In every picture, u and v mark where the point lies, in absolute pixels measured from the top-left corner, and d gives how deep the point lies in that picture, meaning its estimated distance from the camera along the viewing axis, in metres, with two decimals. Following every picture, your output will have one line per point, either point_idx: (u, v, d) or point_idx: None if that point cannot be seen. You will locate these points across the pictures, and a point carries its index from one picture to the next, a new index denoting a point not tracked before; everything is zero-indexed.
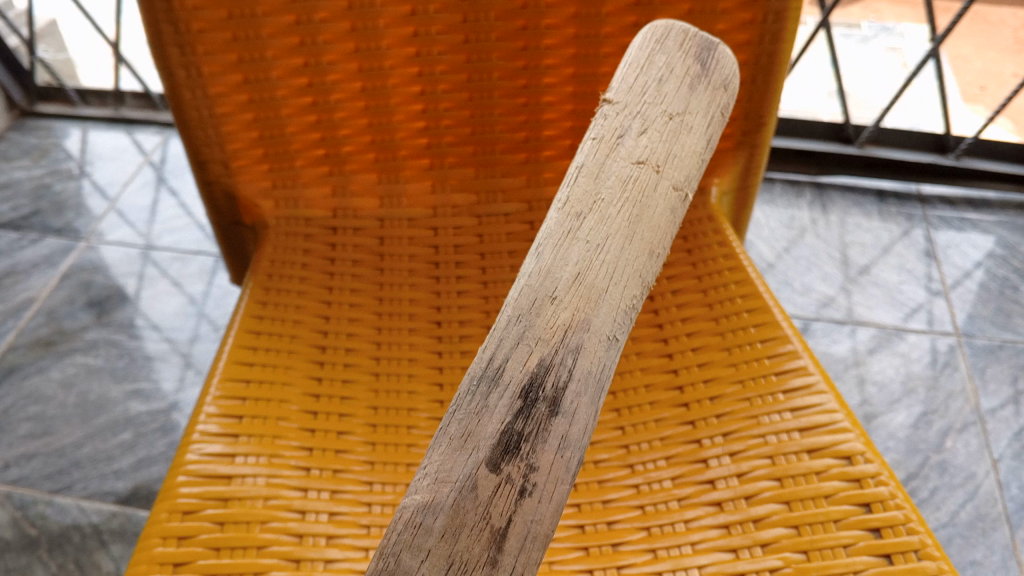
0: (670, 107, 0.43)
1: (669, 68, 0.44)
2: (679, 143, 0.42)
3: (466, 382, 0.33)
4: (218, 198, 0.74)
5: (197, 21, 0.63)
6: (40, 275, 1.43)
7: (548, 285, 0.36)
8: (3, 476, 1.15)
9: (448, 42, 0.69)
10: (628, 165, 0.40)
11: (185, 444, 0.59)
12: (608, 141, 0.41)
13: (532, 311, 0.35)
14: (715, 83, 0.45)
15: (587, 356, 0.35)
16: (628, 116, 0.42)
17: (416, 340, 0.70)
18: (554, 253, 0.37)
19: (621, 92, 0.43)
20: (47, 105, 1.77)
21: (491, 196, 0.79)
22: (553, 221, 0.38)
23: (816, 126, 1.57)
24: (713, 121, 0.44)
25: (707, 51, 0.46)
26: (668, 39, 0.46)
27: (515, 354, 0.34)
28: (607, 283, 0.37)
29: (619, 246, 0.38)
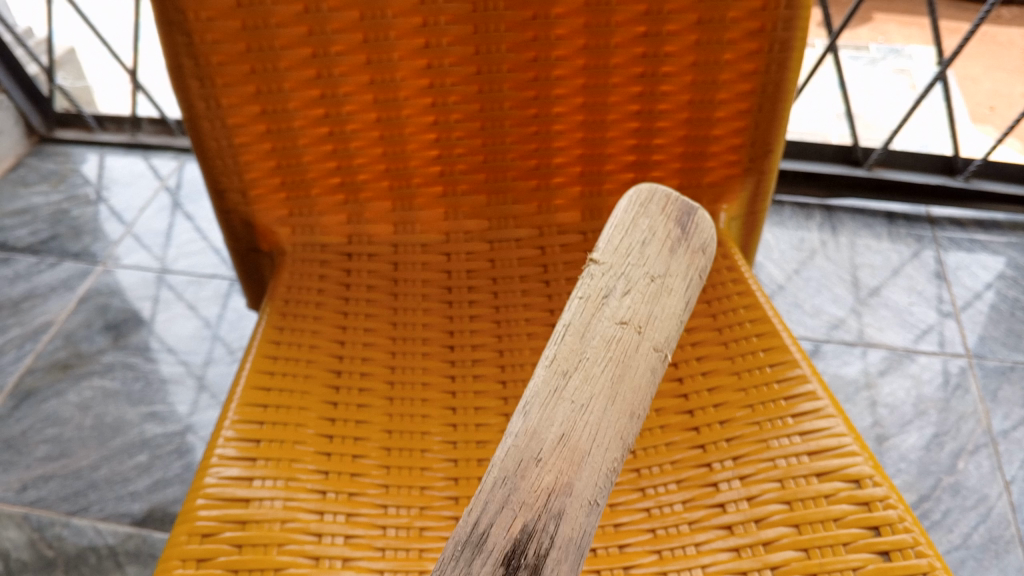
0: (652, 269, 0.44)
1: (652, 231, 0.46)
2: (660, 305, 0.43)
3: (452, 546, 0.34)
4: (236, 225, 0.76)
5: (217, 55, 0.65)
6: (58, 298, 1.45)
7: (533, 447, 0.37)
8: (20, 498, 1.17)
9: (460, 73, 0.70)
10: (612, 325, 0.42)
11: (204, 468, 0.60)
12: (593, 300, 0.43)
13: (517, 473, 0.36)
14: (695, 247, 0.46)
15: (569, 522, 0.36)
16: (613, 276, 0.44)
17: (429, 364, 0.71)
18: (539, 414, 0.38)
19: (607, 252, 0.45)
20: (66, 131, 1.80)
21: (503, 222, 0.81)
22: (540, 380, 0.40)
23: (825, 148, 1.58)
24: (693, 283, 0.45)
25: (689, 215, 0.47)
26: (651, 202, 0.47)
27: (499, 518, 0.35)
28: (590, 444, 0.38)
29: (602, 407, 0.39)
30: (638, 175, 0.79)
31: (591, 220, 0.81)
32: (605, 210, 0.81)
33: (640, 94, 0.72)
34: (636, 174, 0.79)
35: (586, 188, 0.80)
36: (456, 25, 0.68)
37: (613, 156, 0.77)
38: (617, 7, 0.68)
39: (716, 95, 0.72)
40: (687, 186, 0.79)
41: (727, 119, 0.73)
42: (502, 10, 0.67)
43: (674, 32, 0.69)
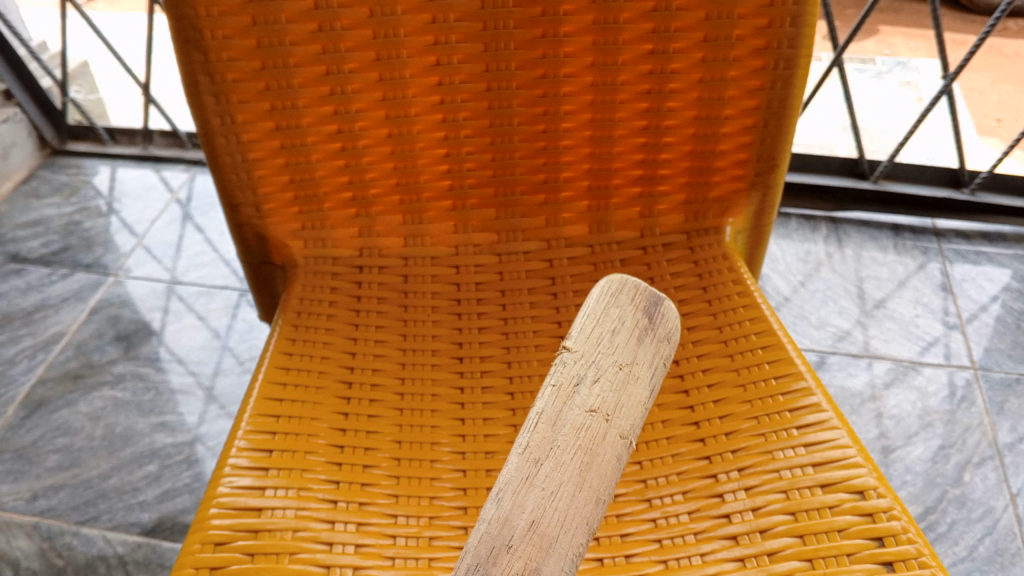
0: (623, 356, 0.42)
1: (623, 316, 0.44)
2: (628, 394, 0.42)
3: None
4: (249, 238, 0.77)
5: (232, 72, 0.66)
6: (69, 309, 1.46)
7: (504, 534, 0.36)
8: (31, 507, 1.18)
9: (471, 90, 0.72)
10: (582, 414, 0.40)
11: (217, 477, 0.61)
12: (563, 389, 0.41)
13: (488, 560, 0.36)
14: (662, 338, 0.44)
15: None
16: (583, 364, 0.42)
17: (439, 375, 0.72)
18: (511, 500, 0.37)
19: (580, 339, 0.43)
20: (78, 144, 1.83)
21: (511, 235, 0.82)
22: (511, 466, 0.39)
23: (831, 161, 1.58)
24: (664, 369, 0.43)
25: (662, 297, 0.45)
26: (623, 291, 0.44)
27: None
28: (559, 531, 0.37)
29: (572, 493, 0.38)
30: (645, 190, 0.80)
31: (599, 234, 0.82)
32: (612, 223, 0.82)
33: (647, 110, 0.74)
34: (643, 189, 0.80)
35: (594, 203, 0.81)
36: (467, 43, 0.69)
37: (620, 170, 0.78)
38: (624, 25, 0.69)
39: (722, 111, 0.73)
40: (693, 200, 0.80)
41: (733, 135, 0.74)
42: (512, 28, 0.69)
43: (681, 50, 0.70)
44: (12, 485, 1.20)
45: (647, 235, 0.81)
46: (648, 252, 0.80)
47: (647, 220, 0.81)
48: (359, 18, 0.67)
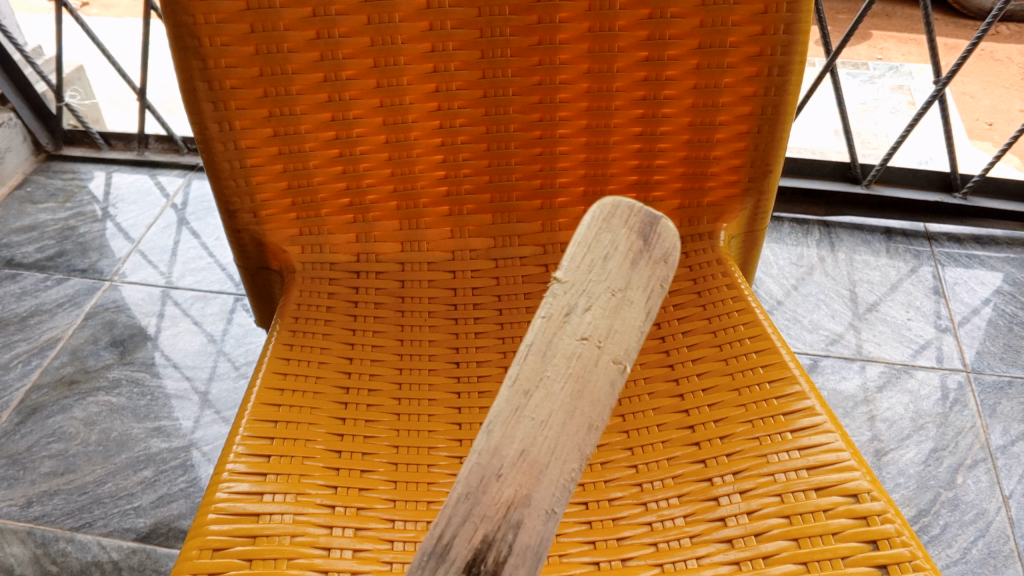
0: (613, 284, 0.44)
1: (613, 245, 0.45)
2: (621, 318, 0.43)
3: (416, 560, 0.35)
4: (247, 243, 0.77)
5: (229, 79, 0.67)
6: (64, 315, 1.46)
7: (494, 464, 0.38)
8: (25, 513, 1.17)
9: (467, 97, 0.72)
10: (573, 341, 0.42)
11: (216, 483, 0.62)
12: (555, 319, 0.42)
13: (479, 488, 0.37)
14: (656, 258, 0.45)
15: (528, 530, 0.37)
16: (575, 294, 0.43)
17: (435, 380, 0.73)
18: (501, 431, 0.39)
19: (571, 270, 0.44)
20: (73, 149, 1.83)
21: (507, 241, 0.82)
22: (502, 399, 0.40)
23: (823, 165, 1.58)
24: (656, 291, 0.44)
25: (652, 224, 0.46)
26: (614, 216, 0.46)
27: (462, 530, 0.36)
28: (549, 457, 0.39)
29: (562, 421, 0.40)
30: (640, 196, 0.80)
31: None
32: None
33: (642, 116, 0.74)
34: (638, 194, 0.80)
35: (589, 208, 0.81)
36: (464, 51, 0.70)
37: (616, 176, 0.78)
38: (620, 32, 0.70)
39: (717, 117, 0.73)
40: (687, 206, 0.80)
41: (727, 141, 0.75)
42: (508, 35, 0.70)
43: (676, 57, 0.71)
44: (6, 491, 1.20)
45: None
46: None
47: None
48: (357, 25, 0.67)
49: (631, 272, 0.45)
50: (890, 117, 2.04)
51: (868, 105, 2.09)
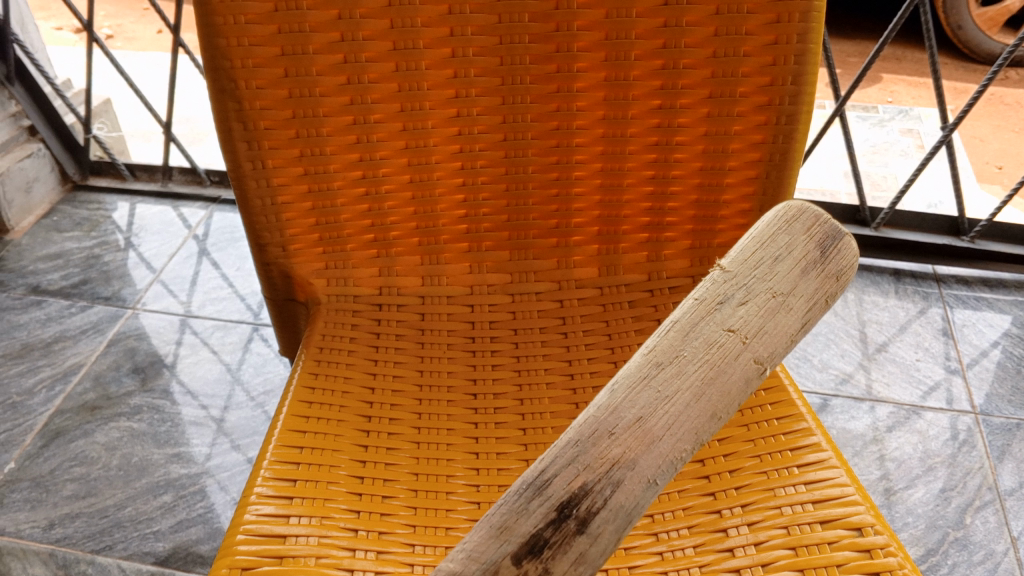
0: (777, 286, 0.48)
1: (787, 248, 0.50)
2: (774, 321, 0.47)
3: (520, 485, 0.40)
4: (275, 277, 0.80)
5: (264, 120, 0.70)
6: (88, 341, 1.50)
7: (610, 421, 0.43)
8: (47, 535, 1.20)
9: (488, 140, 0.76)
10: (718, 330, 0.46)
11: (243, 506, 0.64)
12: (709, 303, 0.48)
13: (590, 439, 0.42)
14: (828, 272, 0.49)
15: (625, 491, 0.40)
16: (733, 285, 0.48)
17: (454, 410, 0.76)
18: (626, 394, 0.44)
19: (737, 263, 0.50)
20: (98, 179, 1.88)
21: (524, 276, 0.85)
22: (635, 365, 0.45)
23: (833, 208, 1.62)
24: (818, 305, 0.48)
25: (834, 239, 0.50)
26: (798, 221, 0.51)
27: (564, 473, 0.41)
28: (663, 432, 0.43)
29: (685, 402, 0.44)
30: (653, 236, 0.83)
31: (608, 276, 0.85)
32: (621, 266, 0.85)
33: (655, 160, 0.77)
34: (650, 234, 0.83)
35: (603, 246, 0.84)
36: (485, 96, 0.74)
37: (629, 217, 0.82)
38: (634, 81, 0.73)
39: (726, 162, 0.76)
40: (698, 246, 0.83)
41: (737, 185, 0.77)
42: (528, 83, 0.73)
43: (688, 106, 0.74)
44: (28, 513, 1.22)
45: (654, 278, 0.85)
46: (655, 295, 0.84)
47: (655, 263, 0.85)
48: (386, 72, 0.71)
49: (798, 280, 0.49)
50: (898, 160, 2.09)
51: (876, 148, 2.14)
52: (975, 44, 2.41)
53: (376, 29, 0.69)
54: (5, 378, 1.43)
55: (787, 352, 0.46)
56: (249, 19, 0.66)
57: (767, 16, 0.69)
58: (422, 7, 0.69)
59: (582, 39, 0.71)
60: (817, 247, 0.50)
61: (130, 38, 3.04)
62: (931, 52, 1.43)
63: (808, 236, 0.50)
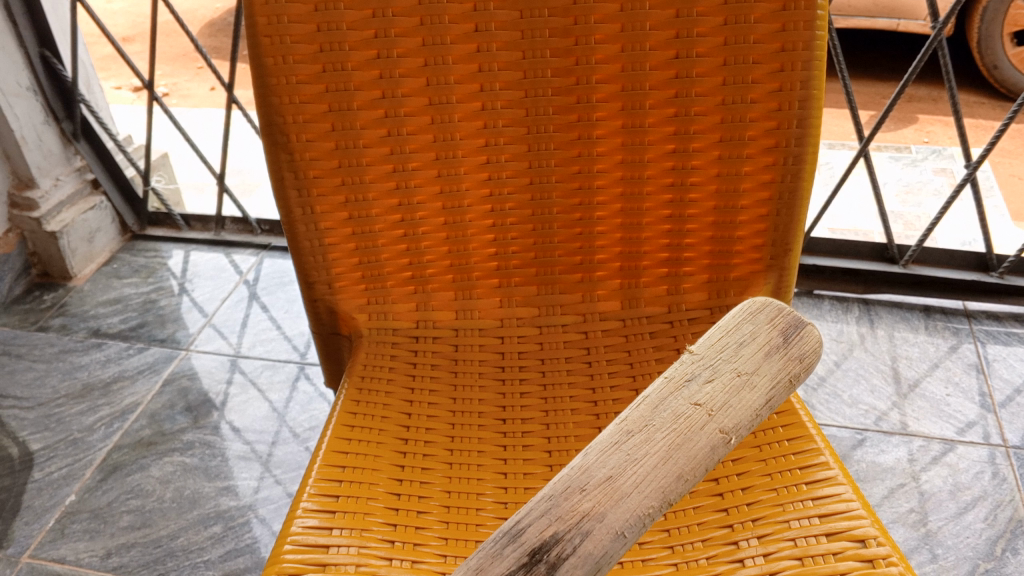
0: (742, 366, 0.53)
1: (752, 335, 0.55)
2: (738, 397, 0.51)
3: (496, 535, 0.44)
4: (322, 312, 0.87)
5: (313, 170, 0.78)
6: (145, 380, 1.58)
7: (581, 480, 0.47)
8: (105, 563, 1.26)
9: (516, 184, 0.83)
10: (685, 403, 0.51)
11: (290, 518, 0.70)
12: (676, 381, 0.52)
13: (562, 495, 0.46)
14: (791, 355, 0.54)
15: (593, 541, 0.44)
16: (700, 365, 0.53)
17: (484, 434, 0.81)
18: (597, 456, 0.48)
19: (704, 347, 0.54)
20: (155, 229, 1.99)
21: (550, 309, 0.91)
22: (608, 434, 0.50)
23: (861, 246, 1.65)
24: (781, 384, 0.52)
25: (797, 328, 0.55)
26: (761, 312, 0.56)
27: (537, 522, 0.45)
28: (632, 488, 0.47)
29: (653, 464, 0.48)
30: (671, 270, 0.88)
31: (630, 309, 0.90)
32: (642, 299, 0.90)
33: (671, 200, 0.83)
34: (669, 269, 0.88)
35: (625, 281, 0.89)
36: (513, 144, 0.81)
37: (648, 253, 0.87)
38: (650, 127, 0.79)
39: (739, 201, 0.81)
40: (715, 279, 0.88)
41: (749, 224, 0.82)
42: (552, 132, 0.80)
43: (700, 149, 0.80)
44: (87, 542, 1.29)
45: (674, 310, 0.90)
46: (674, 326, 0.89)
47: (674, 297, 0.89)
48: (422, 124, 0.79)
49: (763, 361, 0.53)
50: (930, 200, 2.11)
51: (909, 188, 2.17)
52: (1011, 83, 2.43)
53: (413, 86, 0.77)
54: (67, 415, 1.52)
55: (749, 424, 0.50)
56: (299, 78, 0.74)
57: (771, 65, 0.75)
58: (454, 65, 0.76)
59: (601, 91, 0.78)
60: (781, 334, 0.55)
61: (185, 95, 3.21)
62: (952, 93, 1.46)
63: (772, 325, 0.56)
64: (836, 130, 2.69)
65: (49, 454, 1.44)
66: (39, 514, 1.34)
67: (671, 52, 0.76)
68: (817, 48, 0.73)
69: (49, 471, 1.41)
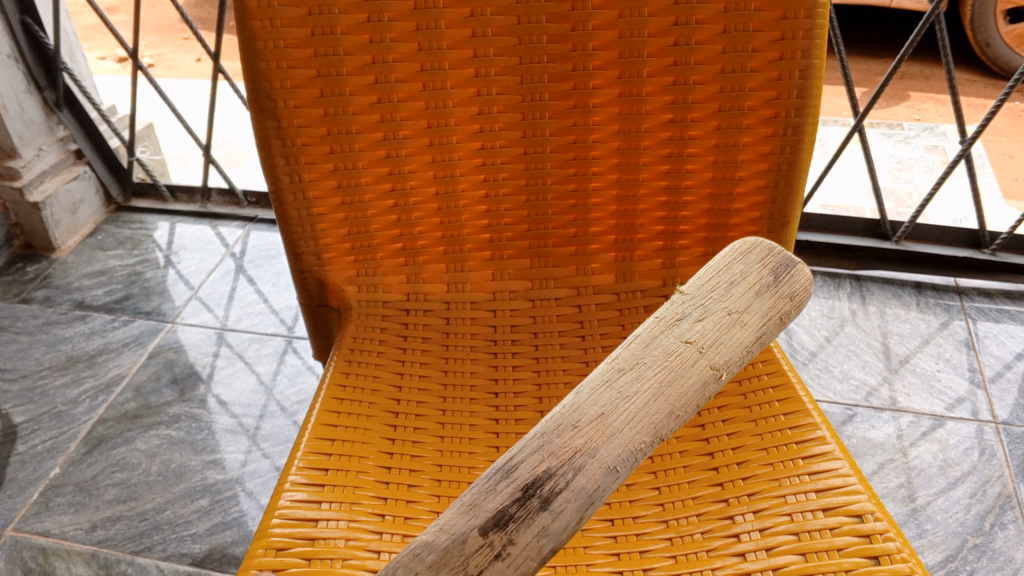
0: (732, 305, 0.51)
1: (742, 274, 0.53)
2: (729, 335, 0.50)
3: (489, 472, 0.44)
4: (310, 283, 0.85)
5: (300, 137, 0.76)
6: (130, 353, 1.56)
7: (573, 416, 0.46)
8: (90, 536, 1.25)
9: (510, 153, 0.81)
10: (676, 341, 0.49)
11: (278, 491, 0.69)
12: (667, 319, 0.51)
13: (554, 431, 0.45)
14: (782, 293, 0.53)
15: (586, 475, 0.44)
16: (691, 305, 0.51)
17: (476, 408, 0.80)
18: (588, 394, 0.47)
19: (694, 287, 0.53)
20: (141, 200, 1.96)
21: (544, 283, 0.89)
22: (599, 371, 0.48)
23: (854, 222, 1.64)
24: (771, 322, 0.51)
25: (787, 267, 0.54)
26: (752, 252, 0.54)
27: (529, 459, 0.44)
28: (624, 424, 0.46)
29: (645, 401, 0.47)
30: (667, 243, 0.87)
31: (624, 282, 0.89)
32: (636, 273, 0.89)
33: (667, 171, 0.81)
34: (665, 243, 0.86)
35: (620, 254, 0.88)
36: (507, 113, 0.79)
37: (644, 226, 0.85)
38: (647, 97, 0.78)
39: (737, 172, 0.80)
40: (710, 253, 0.86)
41: (747, 195, 0.81)
42: (547, 100, 0.78)
43: (698, 119, 0.78)
44: (72, 516, 1.28)
45: (668, 284, 0.88)
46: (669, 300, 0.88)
47: (669, 270, 0.88)
48: (413, 91, 0.76)
49: (753, 300, 0.52)
50: (922, 178, 2.10)
51: (901, 165, 2.16)
52: (1003, 61, 2.42)
53: (404, 51, 0.74)
54: (51, 388, 1.50)
55: (740, 360, 0.49)
56: (287, 42, 0.72)
57: (772, 33, 0.73)
58: (447, 29, 0.74)
59: (597, 58, 0.76)
60: (771, 273, 0.54)
61: (170, 66, 3.16)
62: (948, 68, 1.44)
63: (763, 265, 0.54)
64: (828, 107, 2.68)
65: (33, 427, 1.42)
66: (23, 487, 1.32)
67: (669, 19, 0.74)
68: (819, 17, 0.71)
69: (32, 444, 1.39)
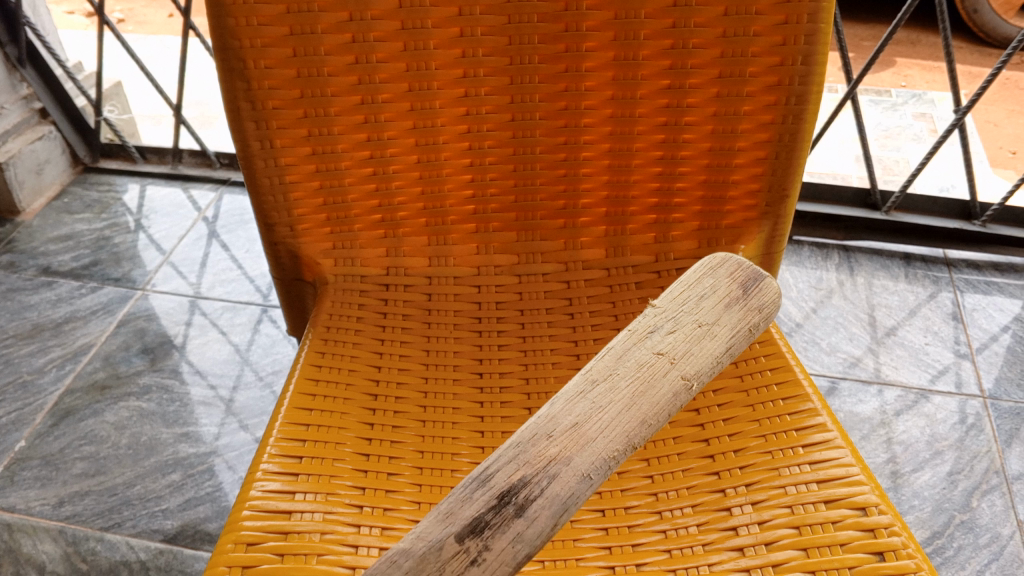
0: (702, 317, 0.48)
1: (712, 289, 0.50)
2: (699, 346, 0.47)
3: (464, 481, 0.41)
4: (283, 256, 0.81)
5: (271, 100, 0.71)
6: (98, 321, 1.51)
7: (548, 426, 0.43)
8: (57, 512, 1.20)
9: (496, 120, 0.76)
10: (648, 352, 0.46)
11: (249, 481, 0.65)
12: (640, 332, 0.47)
13: (529, 441, 0.43)
14: (751, 306, 0.49)
15: (561, 483, 0.41)
16: (663, 317, 0.48)
17: (460, 389, 0.77)
18: (563, 404, 0.44)
19: (666, 301, 0.49)
20: (109, 161, 1.88)
21: (531, 257, 0.85)
22: (574, 382, 0.45)
23: (844, 192, 1.61)
24: (741, 334, 0.48)
25: (756, 281, 0.50)
26: (721, 267, 0.51)
27: (504, 467, 0.41)
28: (599, 432, 0.43)
29: (619, 409, 0.44)
30: (660, 217, 0.83)
31: (615, 257, 0.85)
32: (628, 247, 0.85)
33: (663, 140, 0.77)
34: (658, 216, 0.83)
35: (610, 227, 0.84)
36: (494, 77, 0.74)
37: (636, 198, 0.81)
38: (643, 61, 0.73)
39: (736, 143, 0.75)
40: (705, 227, 0.83)
41: (745, 167, 0.77)
42: (537, 63, 0.73)
43: (697, 85, 0.73)
44: (38, 490, 1.23)
45: (661, 259, 0.85)
46: (662, 277, 0.84)
47: (662, 245, 0.84)
48: (394, 52, 0.71)
49: (723, 313, 0.49)
50: (910, 145, 2.07)
51: (889, 133, 2.12)
52: (991, 27, 2.38)
53: (383, 8, 0.69)
54: (16, 357, 1.44)
55: (712, 372, 0.46)
56: None
57: None
58: None
59: (591, 19, 0.71)
60: (740, 287, 0.50)
61: (140, 21, 3.04)
62: (945, 35, 1.40)
63: (732, 280, 0.51)
64: None
65: None
66: None
67: None
68: None
69: None
